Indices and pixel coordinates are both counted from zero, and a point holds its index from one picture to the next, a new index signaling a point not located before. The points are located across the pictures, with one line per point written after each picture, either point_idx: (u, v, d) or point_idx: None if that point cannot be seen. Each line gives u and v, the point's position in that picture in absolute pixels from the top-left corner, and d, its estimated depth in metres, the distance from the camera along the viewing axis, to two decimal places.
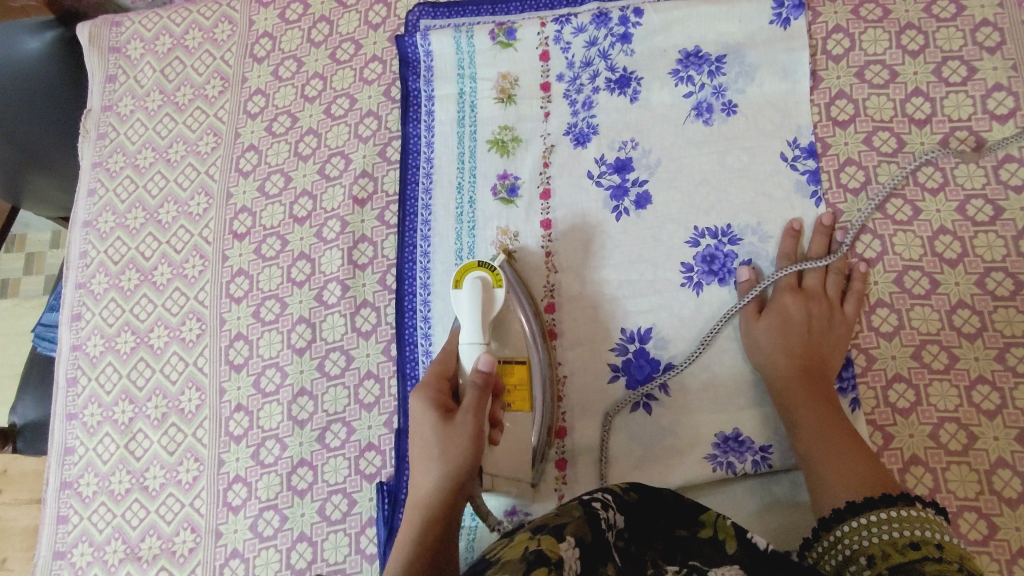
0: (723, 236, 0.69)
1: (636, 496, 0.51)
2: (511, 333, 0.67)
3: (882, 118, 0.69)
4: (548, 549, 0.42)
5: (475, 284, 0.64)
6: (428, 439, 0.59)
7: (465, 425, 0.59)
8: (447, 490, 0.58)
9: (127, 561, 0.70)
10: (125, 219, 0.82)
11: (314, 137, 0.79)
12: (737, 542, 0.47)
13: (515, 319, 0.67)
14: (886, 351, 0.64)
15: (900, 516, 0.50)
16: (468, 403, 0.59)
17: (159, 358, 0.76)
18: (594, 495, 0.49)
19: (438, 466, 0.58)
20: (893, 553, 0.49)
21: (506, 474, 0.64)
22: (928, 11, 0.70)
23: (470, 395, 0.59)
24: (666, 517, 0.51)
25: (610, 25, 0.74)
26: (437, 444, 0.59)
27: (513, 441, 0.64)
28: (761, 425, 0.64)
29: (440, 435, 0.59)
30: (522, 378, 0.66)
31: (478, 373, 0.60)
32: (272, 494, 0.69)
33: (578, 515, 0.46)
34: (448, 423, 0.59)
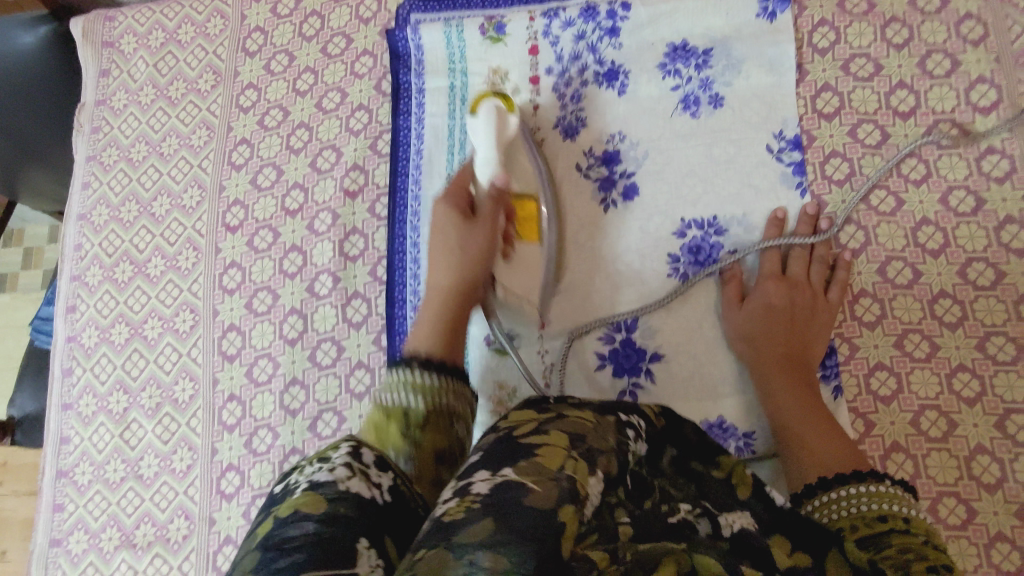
0: (709, 227, 0.70)
1: (664, 423, 0.48)
2: (519, 167, 0.70)
3: (866, 110, 0.70)
4: (580, 482, 0.38)
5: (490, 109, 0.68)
6: (449, 236, 0.61)
7: (486, 223, 0.62)
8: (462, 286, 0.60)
9: (122, 549, 0.71)
10: (119, 212, 0.83)
11: (305, 131, 0.80)
12: (751, 491, 0.44)
13: (523, 152, 0.71)
14: (869, 340, 0.65)
15: (871, 491, 0.50)
16: (486, 207, 0.62)
17: (153, 349, 0.77)
18: (630, 421, 0.45)
19: (455, 260, 0.60)
20: (861, 526, 0.48)
21: (519, 292, 0.67)
22: (913, 4, 0.71)
23: (489, 203, 0.62)
24: (680, 448, 0.48)
25: (598, 18, 0.75)
26: (458, 240, 0.61)
27: (523, 261, 0.68)
28: (744, 413, 0.65)
29: (460, 234, 0.61)
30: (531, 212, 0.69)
31: (495, 189, 0.63)
32: (264, 482, 0.70)
33: (613, 445, 0.42)
34: (471, 222, 0.61)
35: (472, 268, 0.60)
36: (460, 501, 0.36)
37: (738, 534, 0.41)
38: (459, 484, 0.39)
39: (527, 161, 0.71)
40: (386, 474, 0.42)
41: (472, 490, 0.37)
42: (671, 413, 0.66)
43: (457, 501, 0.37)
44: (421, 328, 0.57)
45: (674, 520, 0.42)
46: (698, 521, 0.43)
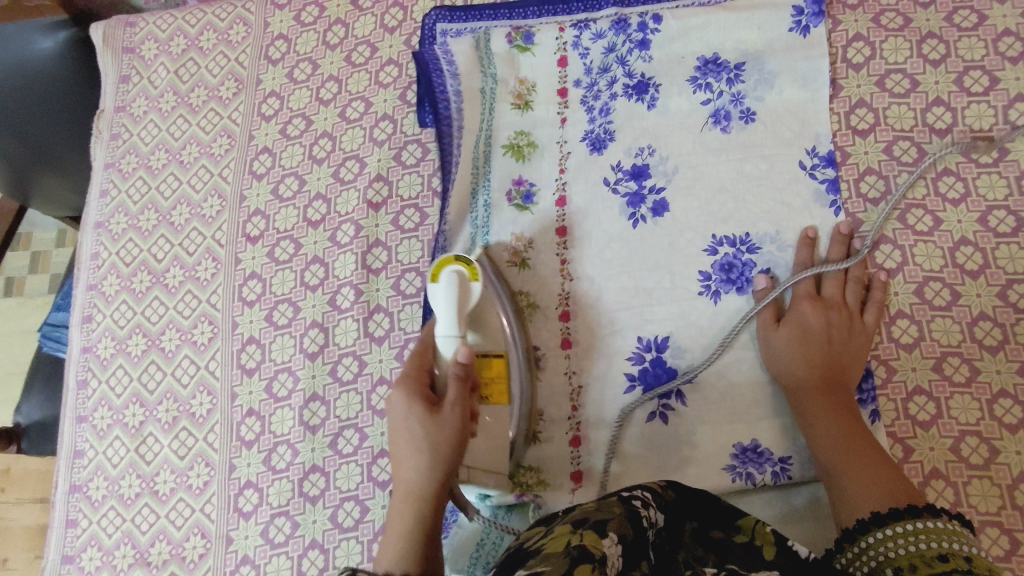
0: (741, 245, 0.68)
1: (675, 494, 0.50)
2: (490, 329, 0.66)
3: (902, 127, 0.69)
4: (591, 546, 0.40)
5: (451, 279, 0.62)
6: (415, 432, 0.56)
7: (451, 416, 0.57)
8: (433, 486, 0.56)
9: (136, 567, 0.70)
10: (138, 221, 0.82)
11: (329, 140, 0.79)
12: (776, 549, 0.44)
13: (483, 287, 0.67)
14: (906, 363, 0.64)
15: (925, 527, 0.48)
16: (452, 395, 0.57)
17: (171, 361, 0.75)
18: (634, 493, 0.46)
19: (423, 460, 0.56)
20: (922, 565, 0.47)
21: (483, 467, 0.62)
22: (950, 20, 0.70)
23: (454, 390, 0.57)
24: (699, 520, 0.48)
25: (629, 31, 0.74)
26: (426, 438, 0.56)
27: (490, 432, 0.63)
28: (780, 436, 0.63)
29: (427, 429, 0.56)
30: (500, 371, 0.65)
31: (460, 369, 0.58)
32: (283, 500, 0.68)
33: (620, 512, 0.43)
34: (436, 415, 0.56)
35: (444, 465, 0.56)
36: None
37: None
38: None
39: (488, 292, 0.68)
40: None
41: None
42: (702, 437, 0.64)
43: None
44: (388, 552, 0.54)
45: None
46: None
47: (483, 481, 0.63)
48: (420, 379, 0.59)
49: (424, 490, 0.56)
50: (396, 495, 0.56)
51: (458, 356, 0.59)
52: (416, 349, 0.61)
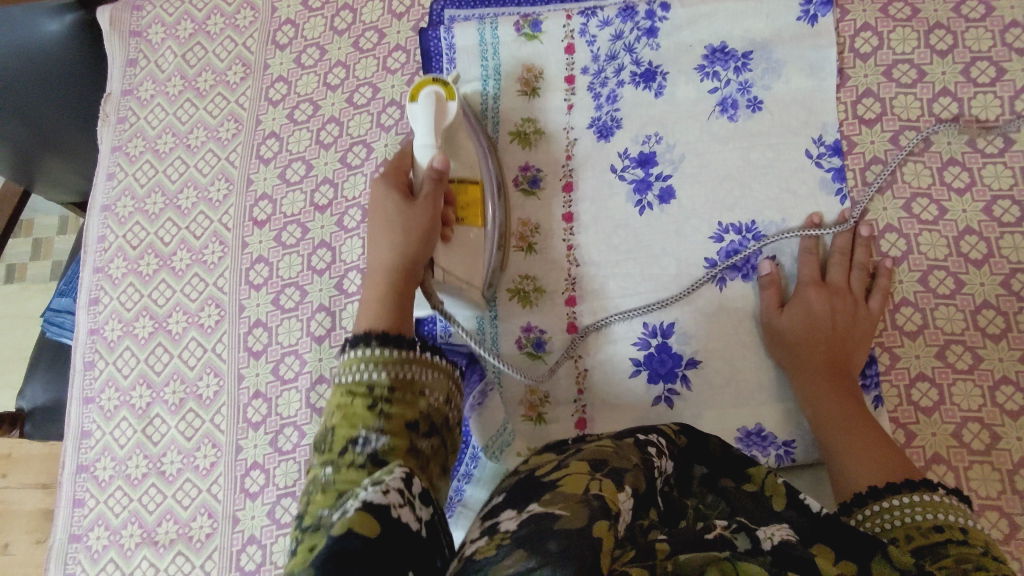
0: (747, 232, 0.68)
1: (686, 441, 0.51)
2: (465, 153, 0.69)
3: (909, 117, 0.69)
4: (609, 499, 0.40)
5: (430, 95, 0.65)
6: (392, 219, 0.61)
7: (426, 204, 0.61)
8: (405, 258, 0.59)
9: (143, 546, 0.70)
10: (145, 204, 0.82)
11: (336, 125, 0.79)
12: (788, 503, 0.45)
13: (467, 138, 0.69)
14: (910, 350, 0.64)
15: (923, 500, 0.49)
16: (428, 186, 0.62)
17: (177, 344, 0.76)
18: (650, 440, 0.48)
19: (395, 240, 0.60)
20: (917, 535, 0.47)
21: (460, 275, 0.65)
22: (957, 11, 0.70)
23: (427, 184, 0.61)
24: (710, 468, 0.50)
25: (637, 18, 0.74)
26: (400, 217, 0.60)
27: (467, 245, 0.66)
28: (784, 421, 0.64)
29: (403, 212, 0.61)
30: (476, 197, 0.68)
31: (434, 170, 0.62)
32: (290, 481, 0.69)
33: (637, 462, 0.44)
34: (411, 202, 0.61)
35: (416, 240, 0.60)
36: (491, 537, 0.39)
37: (778, 545, 0.40)
38: (486, 525, 0.41)
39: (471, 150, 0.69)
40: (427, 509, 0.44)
41: (501, 528, 0.40)
42: (707, 421, 0.65)
43: (486, 540, 0.39)
44: (367, 310, 0.57)
45: (710, 535, 0.41)
46: (735, 537, 0.41)
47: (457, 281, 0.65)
48: (400, 177, 0.64)
49: (398, 260, 0.59)
50: (368, 275, 0.60)
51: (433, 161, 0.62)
52: (395, 157, 0.65)
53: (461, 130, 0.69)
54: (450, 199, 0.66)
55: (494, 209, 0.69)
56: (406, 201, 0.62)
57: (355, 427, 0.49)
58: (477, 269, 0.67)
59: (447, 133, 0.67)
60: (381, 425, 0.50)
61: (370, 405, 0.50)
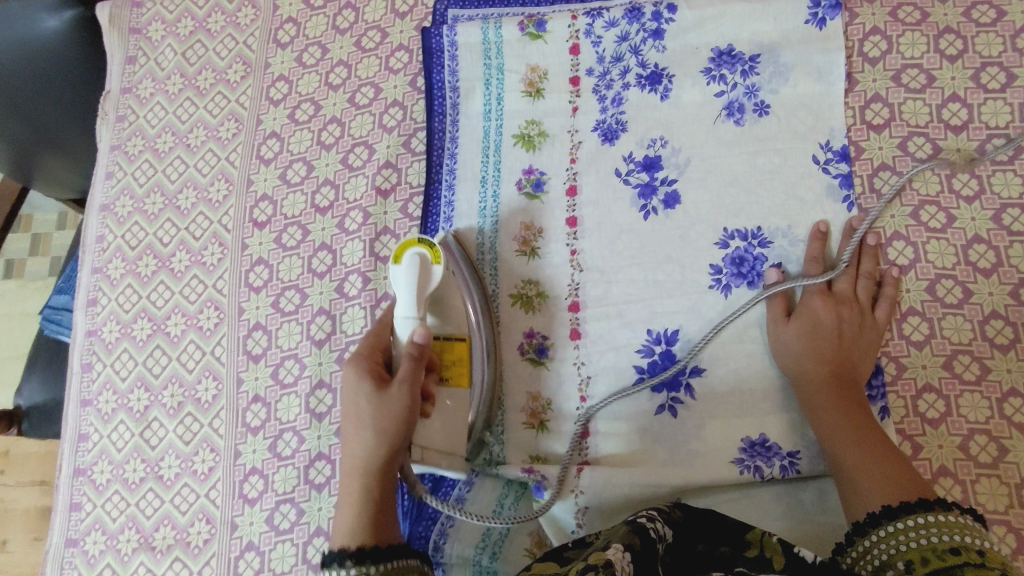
0: (753, 239, 0.68)
1: (682, 513, 0.50)
2: (453, 313, 0.66)
3: (918, 123, 0.68)
4: (595, 558, 0.42)
5: (413, 258, 0.62)
6: (362, 408, 0.57)
7: (401, 396, 0.57)
8: (382, 466, 0.56)
9: (141, 551, 0.69)
10: (144, 204, 0.81)
11: (337, 126, 0.78)
12: (784, 559, 0.44)
13: (455, 294, 0.66)
14: (917, 360, 0.63)
15: (936, 521, 0.49)
16: (404, 371, 0.58)
17: (176, 346, 0.75)
18: (640, 513, 0.48)
19: (370, 432, 0.56)
20: (933, 558, 0.47)
21: (439, 449, 0.62)
22: (968, 15, 0.69)
23: (404, 366, 0.58)
24: (707, 541, 0.48)
25: (643, 20, 0.73)
26: (373, 417, 0.57)
27: (451, 420, 0.63)
28: (788, 431, 0.63)
29: (375, 403, 0.57)
30: (461, 357, 0.64)
31: (413, 343, 0.58)
32: (289, 487, 0.68)
33: (628, 526, 0.46)
34: (385, 392, 0.57)
35: (389, 446, 0.57)
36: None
37: None
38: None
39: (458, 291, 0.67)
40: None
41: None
42: (710, 430, 0.64)
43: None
44: (344, 521, 0.55)
45: None
46: None
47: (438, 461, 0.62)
48: (376, 359, 0.60)
49: (373, 467, 0.56)
50: (345, 472, 0.57)
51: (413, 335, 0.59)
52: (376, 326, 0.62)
53: (449, 282, 0.67)
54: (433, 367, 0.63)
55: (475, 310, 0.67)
56: (382, 388, 0.58)
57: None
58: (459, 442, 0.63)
59: (431, 297, 0.63)
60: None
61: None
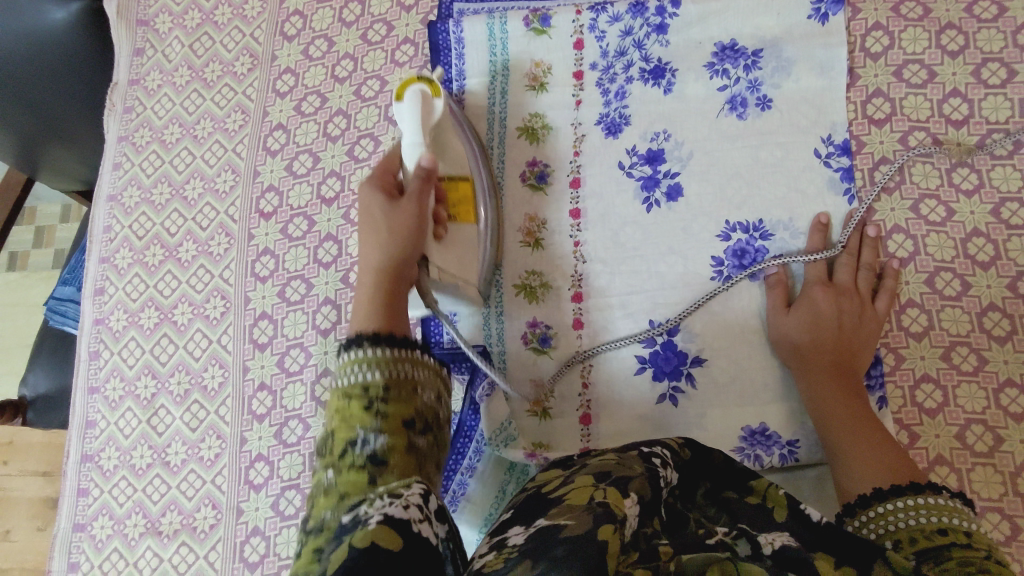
0: (754, 231, 0.68)
1: (691, 454, 0.50)
2: (454, 153, 0.67)
3: (919, 117, 0.69)
4: (614, 505, 0.40)
5: (416, 95, 0.63)
6: (375, 219, 0.58)
7: (411, 202, 0.58)
8: (394, 262, 0.56)
9: (147, 536, 0.70)
10: (151, 194, 0.82)
11: (343, 118, 0.79)
12: (788, 511, 0.44)
13: (456, 138, 0.68)
14: (915, 351, 0.64)
15: (926, 502, 0.49)
16: (413, 186, 0.59)
17: (183, 335, 0.76)
18: (653, 452, 0.47)
19: (384, 238, 0.57)
20: (920, 539, 0.48)
21: (454, 273, 0.64)
22: (969, 11, 0.70)
23: (414, 182, 0.59)
24: (713, 480, 0.50)
25: (646, 14, 0.74)
26: (384, 217, 0.58)
27: (462, 243, 0.66)
28: (788, 421, 0.64)
29: (387, 215, 0.58)
30: (467, 195, 0.67)
31: (421, 170, 0.59)
32: (294, 473, 0.69)
33: (642, 471, 0.44)
34: (395, 201, 0.59)
35: (403, 234, 0.57)
36: (500, 551, 0.39)
37: (779, 550, 0.41)
38: (494, 540, 0.41)
39: (460, 146, 0.68)
40: (445, 526, 0.40)
41: (510, 542, 0.39)
42: (711, 420, 0.65)
43: (495, 554, 0.38)
44: (359, 304, 0.54)
45: (714, 541, 0.42)
46: (736, 543, 0.43)
47: (452, 281, 0.64)
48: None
49: (392, 264, 0.56)
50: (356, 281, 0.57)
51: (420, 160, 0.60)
52: (382, 161, 0.63)
53: (449, 127, 0.68)
54: (441, 198, 0.65)
55: (487, 208, 0.70)
56: (391, 202, 0.59)
57: (351, 428, 0.44)
58: (470, 268, 0.66)
59: (435, 137, 0.65)
60: (377, 424, 0.44)
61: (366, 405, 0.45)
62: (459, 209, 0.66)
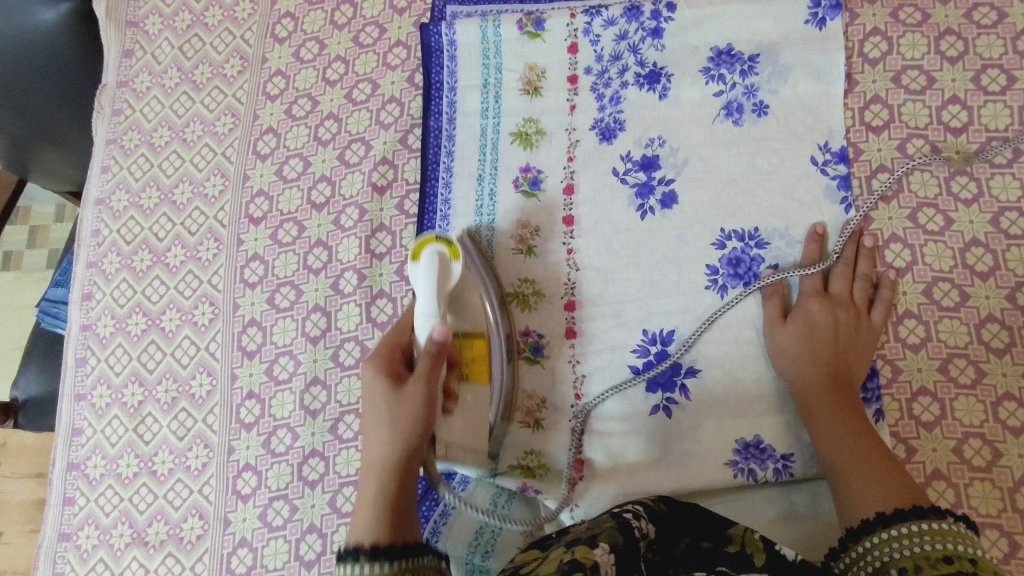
0: (750, 240, 0.67)
1: (665, 506, 0.50)
2: (471, 308, 0.64)
3: (917, 125, 0.68)
4: (583, 556, 0.41)
5: (433, 256, 0.60)
6: (379, 401, 0.55)
7: (417, 394, 0.54)
8: (403, 456, 0.54)
9: (134, 546, 0.69)
10: (139, 198, 0.81)
11: (334, 122, 0.78)
12: (766, 555, 0.44)
13: (473, 292, 0.65)
14: (912, 363, 0.63)
15: (930, 528, 0.48)
16: (423, 362, 0.55)
17: (170, 341, 0.75)
18: (623, 506, 0.48)
19: (388, 438, 0.54)
20: (926, 566, 0.47)
21: (463, 445, 0.62)
22: (969, 17, 0.69)
23: (424, 361, 0.55)
24: (691, 534, 0.47)
25: (642, 18, 0.73)
26: (389, 415, 0.54)
27: (478, 368, 0.62)
28: (783, 433, 0.63)
29: (392, 405, 0.54)
30: (481, 351, 0.63)
31: (433, 344, 0.55)
32: (282, 484, 0.68)
33: (610, 526, 0.44)
34: (401, 395, 0.54)
35: (411, 442, 0.54)
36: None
37: None
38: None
39: (471, 273, 0.67)
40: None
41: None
42: (705, 431, 0.64)
43: None
44: (360, 513, 0.52)
45: None
46: None
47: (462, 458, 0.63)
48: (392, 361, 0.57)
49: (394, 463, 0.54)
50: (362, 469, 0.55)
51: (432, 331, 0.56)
52: (394, 329, 0.60)
53: (467, 275, 0.66)
54: (451, 364, 0.62)
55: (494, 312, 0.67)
56: (398, 389, 0.55)
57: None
58: (481, 435, 0.63)
59: (451, 292, 0.62)
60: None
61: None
62: (472, 364, 0.62)
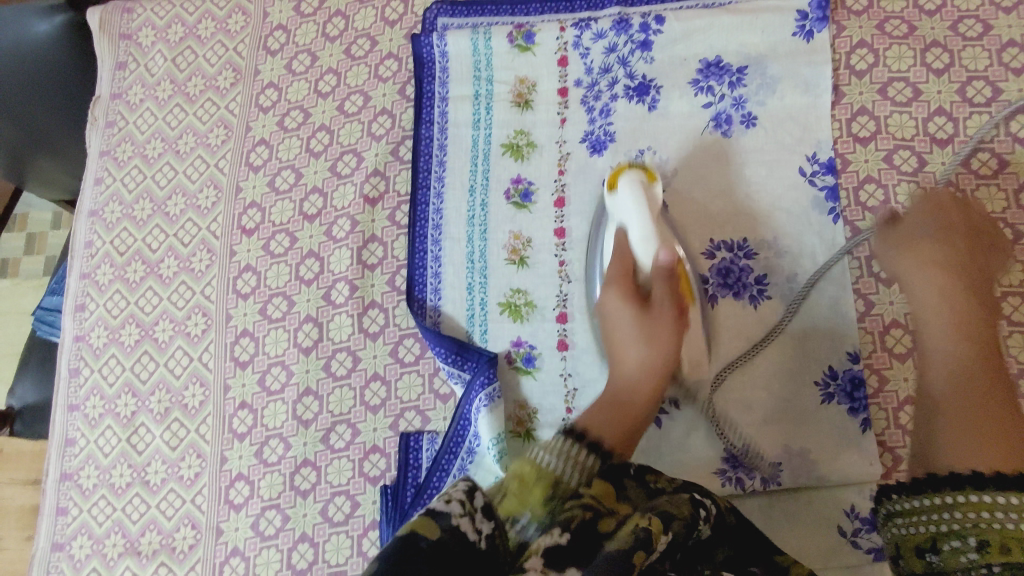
0: (738, 251, 0.68)
1: (734, 520, 0.47)
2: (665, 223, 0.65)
3: (903, 136, 0.68)
4: (655, 535, 0.38)
5: (633, 182, 0.61)
6: (634, 336, 0.59)
7: (662, 316, 0.59)
8: (655, 381, 0.58)
9: (126, 556, 0.70)
10: (132, 210, 0.81)
11: (326, 134, 0.78)
12: (807, 574, 0.44)
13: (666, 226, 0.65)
14: (898, 372, 0.63)
15: (1020, 504, 0.38)
16: (663, 298, 0.59)
17: (163, 352, 0.75)
18: (704, 501, 0.45)
19: (644, 352, 0.58)
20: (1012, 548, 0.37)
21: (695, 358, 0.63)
22: (955, 29, 0.70)
23: (661, 285, 0.59)
24: (742, 550, 0.46)
25: (631, 31, 0.73)
26: (638, 333, 0.59)
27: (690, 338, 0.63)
28: (771, 445, 0.63)
29: (643, 324, 0.59)
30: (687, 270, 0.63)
31: (661, 270, 0.58)
32: (274, 493, 0.68)
33: (688, 512, 0.42)
34: (647, 314, 0.59)
35: (659, 372, 0.58)
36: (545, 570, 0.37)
37: None
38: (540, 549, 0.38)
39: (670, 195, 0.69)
40: (489, 523, 0.38)
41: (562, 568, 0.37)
42: (694, 443, 0.65)
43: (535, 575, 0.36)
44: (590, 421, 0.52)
45: None
46: None
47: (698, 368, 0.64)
48: (626, 282, 0.60)
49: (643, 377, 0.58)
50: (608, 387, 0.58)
51: (661, 258, 0.58)
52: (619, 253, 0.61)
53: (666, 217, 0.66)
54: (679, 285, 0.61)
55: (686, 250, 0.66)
56: (642, 313, 0.59)
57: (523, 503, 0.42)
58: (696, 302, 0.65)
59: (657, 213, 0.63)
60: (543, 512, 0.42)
61: (552, 494, 0.43)
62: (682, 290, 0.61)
